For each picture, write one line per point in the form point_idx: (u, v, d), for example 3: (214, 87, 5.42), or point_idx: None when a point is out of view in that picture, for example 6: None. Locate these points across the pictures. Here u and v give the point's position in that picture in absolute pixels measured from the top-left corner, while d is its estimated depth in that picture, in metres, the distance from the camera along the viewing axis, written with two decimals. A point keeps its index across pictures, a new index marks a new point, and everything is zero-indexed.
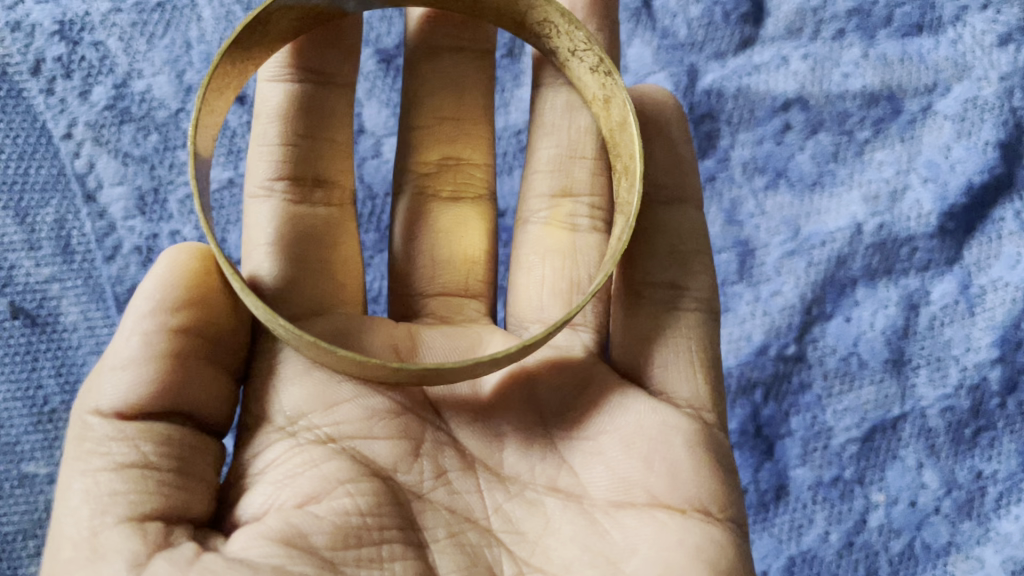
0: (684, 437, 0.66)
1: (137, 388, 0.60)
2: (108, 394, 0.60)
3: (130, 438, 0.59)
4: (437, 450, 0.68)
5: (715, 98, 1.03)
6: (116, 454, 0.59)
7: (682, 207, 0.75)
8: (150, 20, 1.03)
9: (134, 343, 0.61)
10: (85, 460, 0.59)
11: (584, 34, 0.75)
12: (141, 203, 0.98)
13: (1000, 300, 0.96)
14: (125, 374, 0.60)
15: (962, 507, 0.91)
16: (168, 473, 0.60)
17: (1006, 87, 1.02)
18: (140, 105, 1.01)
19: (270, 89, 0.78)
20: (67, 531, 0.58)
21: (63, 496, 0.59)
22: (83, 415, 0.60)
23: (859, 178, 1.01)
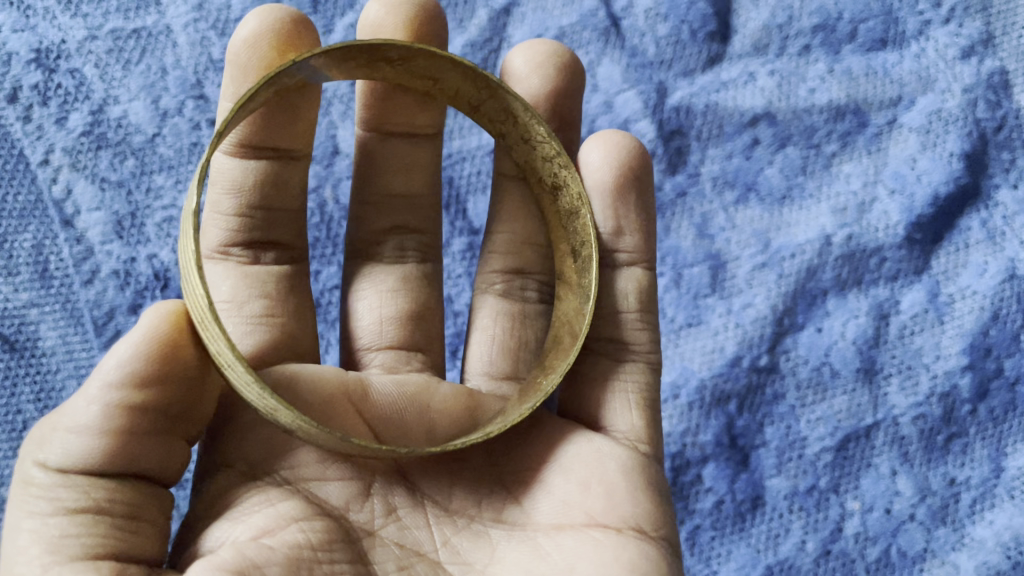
0: (618, 460, 0.69)
1: (86, 452, 0.58)
2: (60, 455, 0.59)
3: (79, 486, 0.59)
4: (388, 488, 0.68)
5: (684, 115, 1.05)
6: (66, 498, 0.58)
7: (629, 270, 0.79)
8: (125, 47, 1.05)
9: (90, 407, 0.59)
10: (30, 505, 0.58)
11: (544, 128, 0.78)
12: (119, 227, 0.99)
13: (969, 308, 0.97)
14: (74, 435, 0.58)
15: (937, 514, 0.92)
16: (116, 526, 0.59)
17: (970, 99, 1.04)
18: (117, 130, 1.02)
19: (222, 158, 0.78)
20: (18, 570, 0.57)
21: (10, 538, 0.59)
22: (31, 462, 0.59)
23: (827, 191, 1.02)
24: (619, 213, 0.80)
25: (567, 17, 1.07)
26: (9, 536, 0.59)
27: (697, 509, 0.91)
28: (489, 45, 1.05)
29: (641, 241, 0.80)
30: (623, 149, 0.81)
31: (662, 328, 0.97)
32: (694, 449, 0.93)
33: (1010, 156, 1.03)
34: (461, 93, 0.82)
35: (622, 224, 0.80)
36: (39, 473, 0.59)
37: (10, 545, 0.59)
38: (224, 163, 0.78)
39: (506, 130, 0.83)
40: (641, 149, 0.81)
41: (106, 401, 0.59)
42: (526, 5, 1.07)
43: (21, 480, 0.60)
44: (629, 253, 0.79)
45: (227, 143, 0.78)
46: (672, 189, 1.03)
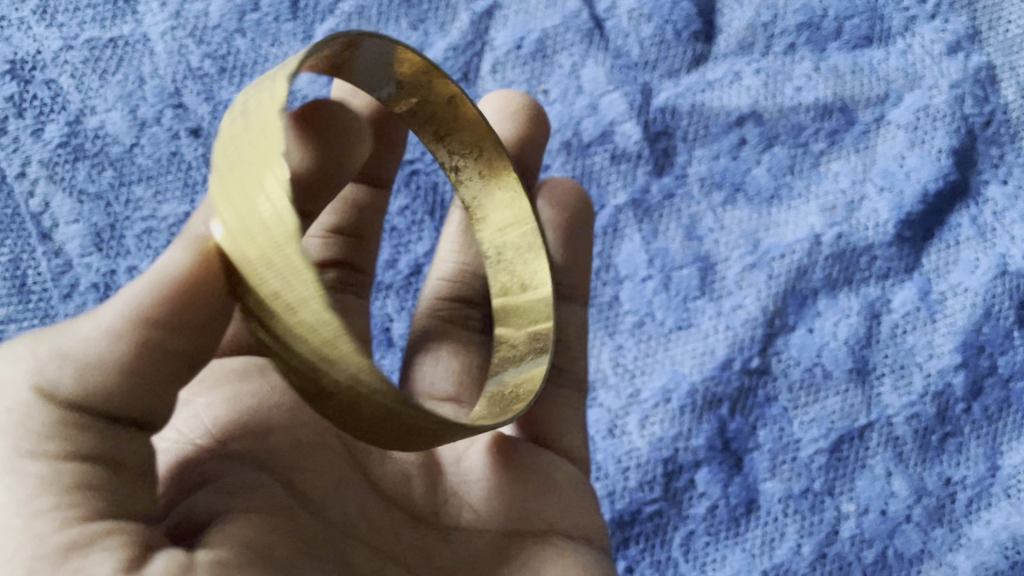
0: (565, 472, 0.73)
1: (101, 385, 0.50)
2: (73, 387, 0.50)
3: (90, 427, 0.50)
4: (355, 488, 0.62)
5: (670, 115, 1.03)
6: (76, 441, 0.49)
7: (571, 304, 0.83)
8: (102, 57, 1.03)
9: (112, 341, 0.50)
10: (14, 442, 0.49)
11: (507, 162, 0.82)
12: (98, 239, 0.97)
13: (960, 306, 0.96)
14: (91, 368, 0.50)
15: (932, 514, 0.90)
16: (124, 483, 0.50)
17: (957, 95, 1.03)
18: (94, 141, 1.00)
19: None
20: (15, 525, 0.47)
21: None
22: (26, 393, 0.50)
23: (815, 190, 1.01)
24: (567, 248, 0.85)
25: (549, 19, 1.06)
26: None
27: (691, 515, 0.90)
28: (471, 49, 1.05)
29: (582, 277, 0.85)
30: (572, 195, 0.86)
31: (652, 331, 0.97)
32: (686, 454, 0.91)
33: (1000, 152, 1.01)
34: (435, 119, 0.82)
35: (569, 259, 0.84)
36: (33, 405, 0.49)
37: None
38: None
39: (464, 161, 0.84)
40: (586, 198, 0.87)
41: (133, 339, 0.51)
42: (508, 7, 1.06)
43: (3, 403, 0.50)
44: (572, 287, 0.84)
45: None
46: (660, 191, 1.01)
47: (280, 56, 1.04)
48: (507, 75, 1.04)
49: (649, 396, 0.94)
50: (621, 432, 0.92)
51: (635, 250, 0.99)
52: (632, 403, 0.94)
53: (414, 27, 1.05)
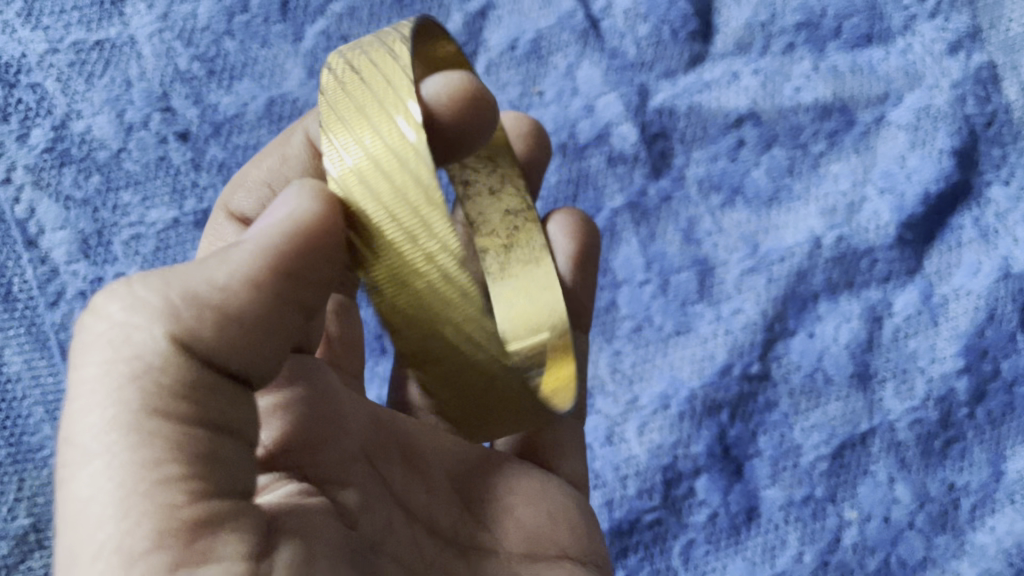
0: (572, 497, 0.70)
1: (231, 342, 0.48)
2: (207, 339, 0.47)
3: (209, 385, 0.47)
4: (376, 503, 0.58)
5: (667, 116, 1.01)
6: (205, 403, 0.46)
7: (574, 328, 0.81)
8: (88, 60, 1.01)
9: (248, 291, 0.49)
10: (139, 398, 0.44)
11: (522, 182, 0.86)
12: (85, 246, 0.95)
13: (963, 309, 0.93)
14: (228, 322, 0.48)
15: (936, 521, 0.87)
16: (239, 461, 0.47)
17: (959, 94, 1.00)
18: (80, 146, 0.98)
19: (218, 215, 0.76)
20: (147, 487, 0.42)
21: (95, 438, 0.43)
22: (152, 334, 0.45)
23: (815, 192, 0.98)
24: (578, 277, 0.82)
25: (544, 20, 1.05)
26: (88, 446, 0.43)
27: (691, 523, 0.88)
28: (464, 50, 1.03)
29: (585, 301, 0.83)
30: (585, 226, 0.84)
31: (651, 336, 0.95)
32: (686, 461, 0.90)
33: (1002, 152, 0.98)
34: None
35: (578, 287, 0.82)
36: (162, 359, 0.45)
37: (89, 455, 0.43)
38: (216, 222, 0.75)
39: (477, 176, 0.87)
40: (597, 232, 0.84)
41: (262, 308, 0.49)
42: (502, 8, 1.05)
43: (122, 350, 0.45)
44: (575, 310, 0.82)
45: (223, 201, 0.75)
46: (657, 194, 0.99)
47: (271, 60, 1.02)
48: (500, 77, 1.03)
49: (647, 403, 0.93)
50: (619, 440, 0.91)
51: (633, 254, 0.97)
52: (630, 409, 0.93)
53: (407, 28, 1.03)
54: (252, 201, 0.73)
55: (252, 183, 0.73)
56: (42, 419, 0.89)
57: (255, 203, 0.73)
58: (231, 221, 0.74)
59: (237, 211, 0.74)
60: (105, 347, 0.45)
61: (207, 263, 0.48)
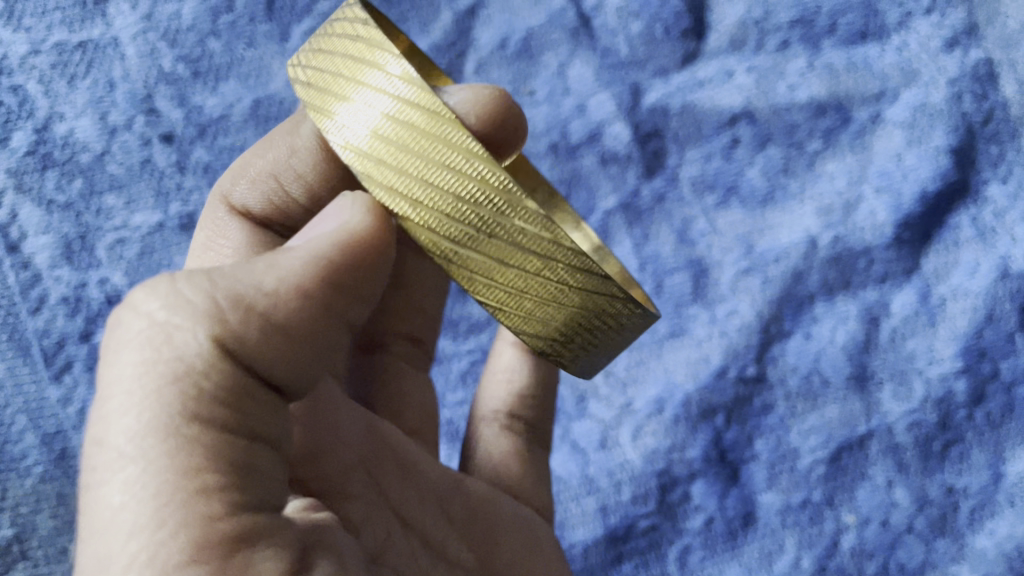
0: (543, 528, 0.70)
1: (274, 351, 0.44)
2: (249, 346, 0.43)
3: (246, 394, 0.44)
4: (375, 514, 0.56)
5: (660, 115, 0.99)
6: (240, 415, 0.43)
7: None
8: (71, 60, 0.99)
9: (298, 300, 0.45)
10: (179, 402, 0.41)
11: None
12: (68, 251, 0.94)
13: (961, 309, 0.90)
14: (274, 331, 0.44)
15: (935, 524, 0.85)
16: (272, 474, 0.44)
17: (955, 91, 0.96)
18: (63, 149, 0.96)
19: (216, 199, 0.70)
20: (180, 500, 0.40)
21: (133, 442, 0.40)
22: (193, 336, 0.42)
23: (810, 192, 0.96)
24: None
25: (535, 18, 1.03)
26: (122, 453, 0.40)
27: (686, 529, 0.87)
28: (453, 49, 1.02)
29: None
30: None
31: (645, 339, 0.93)
32: (681, 465, 0.88)
33: (999, 150, 0.94)
34: None
35: None
36: (203, 364, 0.42)
37: (124, 463, 0.40)
38: (214, 209, 0.69)
39: None
40: None
41: (308, 314, 0.45)
42: (493, 6, 1.03)
43: (162, 351, 0.42)
44: None
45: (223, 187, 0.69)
46: (650, 194, 0.98)
47: (256, 61, 1.00)
48: (492, 74, 1.01)
49: (642, 406, 0.91)
50: (613, 444, 0.90)
51: (626, 255, 0.96)
52: (624, 414, 0.91)
53: (395, 27, 1.02)
54: (257, 196, 0.67)
55: (256, 174, 0.68)
56: (25, 427, 0.88)
57: (260, 198, 0.68)
58: (233, 213, 0.68)
59: (239, 203, 0.68)
60: (143, 347, 0.42)
61: (250, 262, 0.45)
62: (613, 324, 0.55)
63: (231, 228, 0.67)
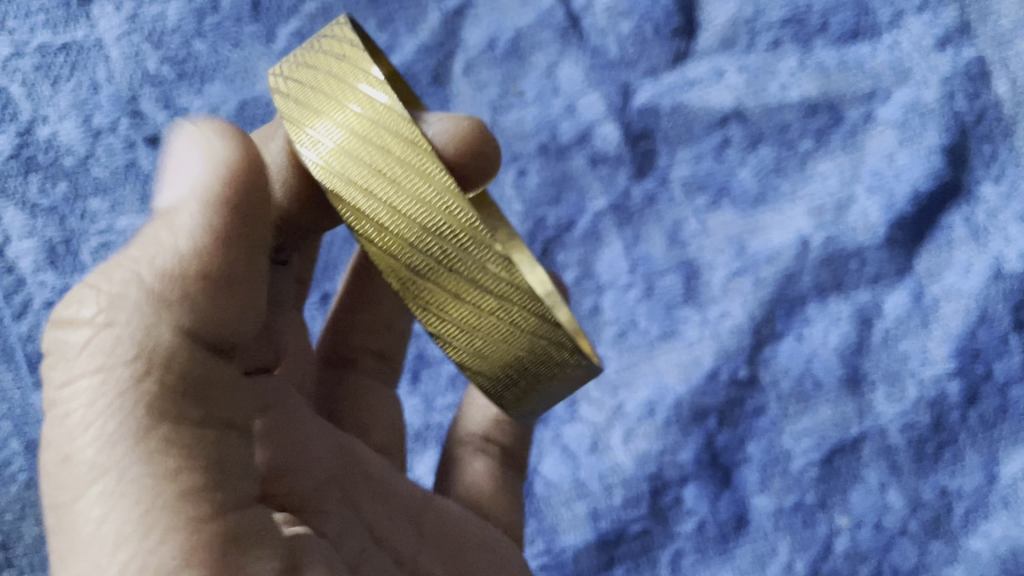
0: (511, 548, 0.69)
1: (221, 317, 0.46)
2: (200, 317, 0.45)
3: (204, 368, 0.45)
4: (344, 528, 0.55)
5: (650, 116, 0.98)
6: (202, 396, 0.45)
7: None
8: (55, 63, 0.98)
9: (227, 259, 0.46)
10: (142, 404, 0.42)
11: None
12: (53, 254, 0.93)
13: (954, 310, 0.88)
14: (218, 298, 0.46)
15: (928, 527, 0.84)
16: (243, 454, 0.47)
17: (947, 91, 0.94)
18: (46, 152, 0.95)
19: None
20: (162, 503, 0.41)
21: (99, 452, 0.42)
22: (145, 324, 0.43)
23: (802, 192, 0.94)
24: None
25: (523, 18, 1.01)
26: (91, 466, 0.42)
27: (678, 533, 0.86)
28: (442, 50, 1.00)
29: None
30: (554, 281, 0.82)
31: (636, 341, 0.92)
32: (672, 469, 0.88)
33: (993, 149, 0.92)
34: None
35: None
36: (162, 358, 0.43)
37: (95, 476, 0.42)
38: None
39: None
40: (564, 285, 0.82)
41: (232, 272, 0.47)
42: (481, 6, 1.01)
43: (116, 355, 0.43)
44: None
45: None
46: (641, 195, 0.96)
47: (242, 62, 0.99)
48: (481, 76, 1.00)
49: (633, 410, 0.90)
50: (604, 448, 0.89)
51: (617, 257, 0.95)
52: (615, 416, 0.90)
53: (382, 27, 1.00)
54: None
55: None
56: (10, 433, 0.88)
57: None
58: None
59: None
60: (91, 356, 0.43)
61: (156, 233, 0.45)
62: (556, 374, 0.55)
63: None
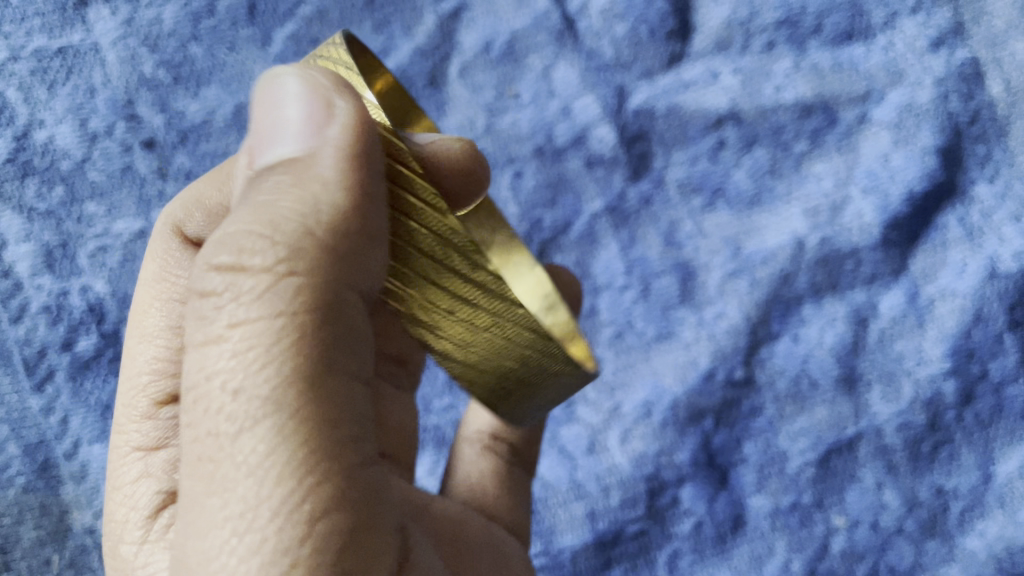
0: (515, 547, 0.70)
1: (366, 270, 0.46)
2: (355, 271, 0.45)
3: (357, 320, 0.45)
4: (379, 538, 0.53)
5: (646, 118, 0.98)
6: (357, 346, 0.44)
7: None
8: (50, 67, 0.97)
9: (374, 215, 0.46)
10: (313, 354, 0.42)
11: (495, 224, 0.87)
12: (49, 258, 0.93)
13: (949, 310, 0.88)
14: (365, 249, 0.45)
15: (925, 526, 0.84)
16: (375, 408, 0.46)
17: (942, 91, 0.93)
18: (43, 156, 0.95)
19: (162, 229, 0.65)
20: (331, 450, 0.41)
21: (274, 395, 0.41)
22: (310, 275, 0.43)
23: (798, 193, 0.94)
24: None
25: (519, 20, 1.01)
26: (252, 415, 0.41)
27: (675, 533, 0.87)
28: (438, 52, 1.00)
29: None
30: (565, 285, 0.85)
31: (633, 342, 0.93)
32: (669, 470, 0.88)
33: (986, 150, 0.92)
34: None
35: None
36: (324, 309, 0.43)
37: (254, 425, 0.41)
38: (164, 240, 0.65)
39: None
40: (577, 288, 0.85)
41: (376, 234, 0.46)
42: (476, 8, 1.01)
43: (290, 303, 0.42)
44: None
45: (171, 220, 0.64)
46: (637, 197, 0.97)
47: (236, 66, 0.98)
48: (476, 78, 1.00)
49: (630, 410, 0.91)
50: (601, 449, 0.90)
51: (613, 258, 0.95)
52: (612, 417, 0.91)
53: (378, 30, 1.00)
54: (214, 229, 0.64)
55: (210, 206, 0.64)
56: (7, 436, 0.88)
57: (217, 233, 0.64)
58: (189, 245, 0.64)
59: (192, 235, 0.64)
60: (263, 300, 0.42)
61: (315, 187, 0.44)
62: (551, 381, 0.57)
63: (187, 261, 0.64)
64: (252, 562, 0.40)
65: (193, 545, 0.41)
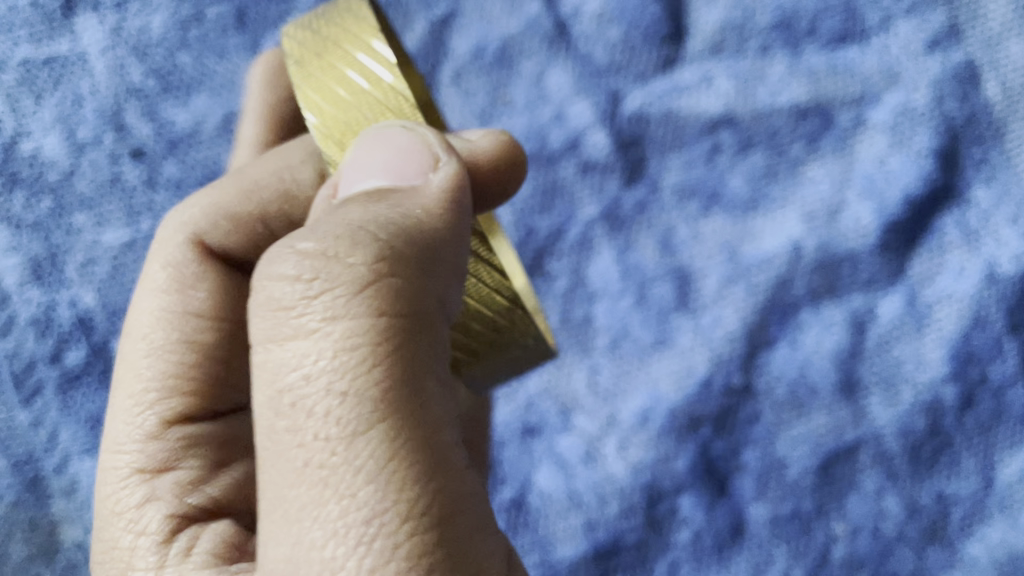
0: None
1: (449, 292, 0.48)
2: (440, 291, 0.47)
3: (444, 339, 0.47)
4: None
5: (639, 123, 0.96)
6: (443, 362, 0.46)
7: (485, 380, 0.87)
8: (38, 78, 0.96)
9: (456, 241, 0.49)
10: (411, 359, 0.44)
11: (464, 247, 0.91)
12: (37, 269, 0.92)
13: (949, 315, 0.87)
14: (448, 272, 0.48)
15: (927, 532, 0.83)
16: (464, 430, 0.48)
17: (937, 94, 0.91)
18: (31, 168, 0.95)
19: (174, 239, 0.67)
20: (428, 457, 0.42)
21: (379, 397, 0.42)
22: (410, 284, 0.45)
23: (794, 197, 0.92)
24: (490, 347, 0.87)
25: (512, 26, 0.99)
26: (366, 419, 0.42)
27: (674, 542, 0.86)
28: (430, 59, 1.00)
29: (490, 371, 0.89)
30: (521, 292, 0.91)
31: (629, 350, 0.91)
32: (667, 478, 0.87)
33: (983, 152, 0.89)
34: None
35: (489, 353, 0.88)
36: (418, 320, 0.45)
37: (367, 430, 0.42)
38: (178, 251, 0.66)
39: None
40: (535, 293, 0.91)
41: (456, 261, 0.49)
42: (468, 14, 1.00)
43: (392, 310, 0.44)
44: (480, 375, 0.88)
45: (195, 228, 0.67)
46: (632, 203, 0.95)
47: (228, 76, 0.95)
48: (469, 85, 0.99)
49: (627, 418, 0.89)
50: (599, 457, 0.89)
51: (609, 265, 0.94)
52: (608, 427, 0.90)
53: None
54: (236, 240, 0.68)
55: (235, 216, 0.68)
56: None
57: (237, 241, 0.68)
58: (205, 256, 0.66)
59: (210, 242, 0.67)
60: (365, 301, 0.44)
61: (413, 212, 0.48)
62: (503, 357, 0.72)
63: (202, 270, 0.66)
64: (384, 568, 0.41)
65: (310, 556, 0.42)
